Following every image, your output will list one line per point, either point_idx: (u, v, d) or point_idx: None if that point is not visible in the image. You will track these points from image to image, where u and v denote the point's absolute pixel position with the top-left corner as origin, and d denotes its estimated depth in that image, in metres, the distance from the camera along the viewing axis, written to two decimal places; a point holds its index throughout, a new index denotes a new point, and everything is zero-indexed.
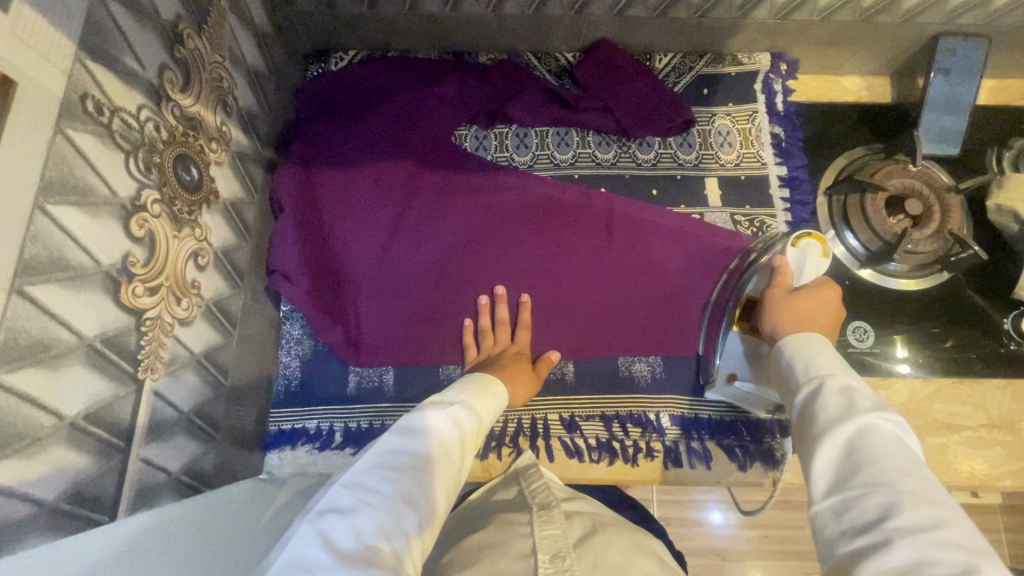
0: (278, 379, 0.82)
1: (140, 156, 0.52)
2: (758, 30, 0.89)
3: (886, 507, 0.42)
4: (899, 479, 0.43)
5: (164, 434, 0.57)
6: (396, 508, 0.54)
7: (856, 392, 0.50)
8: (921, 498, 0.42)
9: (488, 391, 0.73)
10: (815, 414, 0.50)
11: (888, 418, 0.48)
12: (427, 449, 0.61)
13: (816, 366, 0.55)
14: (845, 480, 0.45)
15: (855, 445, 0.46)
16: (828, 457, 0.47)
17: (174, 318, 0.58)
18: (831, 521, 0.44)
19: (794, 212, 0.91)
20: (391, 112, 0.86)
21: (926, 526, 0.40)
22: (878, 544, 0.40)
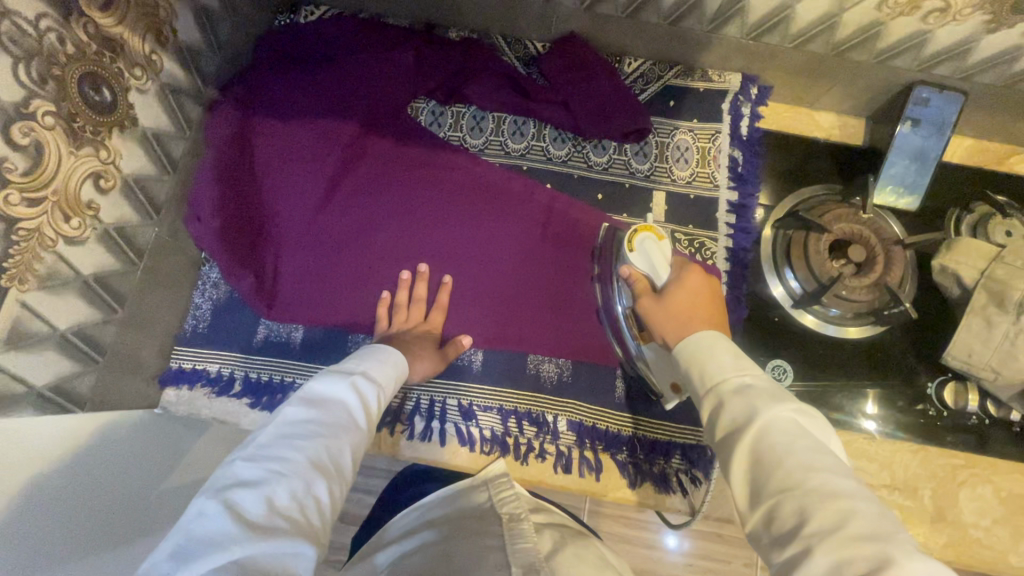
0: (188, 318, 0.82)
1: (34, 65, 0.52)
2: (729, 49, 0.87)
3: (802, 510, 0.41)
4: (807, 475, 0.43)
5: (30, 346, 0.58)
6: (307, 475, 0.54)
7: (750, 391, 0.50)
8: (834, 489, 0.42)
9: (388, 362, 0.73)
10: (724, 425, 0.49)
11: (783, 407, 0.48)
12: (334, 420, 0.61)
13: (710, 372, 0.54)
14: (761, 488, 0.45)
15: (763, 450, 0.46)
16: (745, 467, 0.46)
17: (59, 234, 0.58)
18: (763, 533, 0.43)
19: (736, 239, 0.89)
20: (344, 72, 0.86)
21: (836, 522, 0.39)
22: (803, 552, 0.39)
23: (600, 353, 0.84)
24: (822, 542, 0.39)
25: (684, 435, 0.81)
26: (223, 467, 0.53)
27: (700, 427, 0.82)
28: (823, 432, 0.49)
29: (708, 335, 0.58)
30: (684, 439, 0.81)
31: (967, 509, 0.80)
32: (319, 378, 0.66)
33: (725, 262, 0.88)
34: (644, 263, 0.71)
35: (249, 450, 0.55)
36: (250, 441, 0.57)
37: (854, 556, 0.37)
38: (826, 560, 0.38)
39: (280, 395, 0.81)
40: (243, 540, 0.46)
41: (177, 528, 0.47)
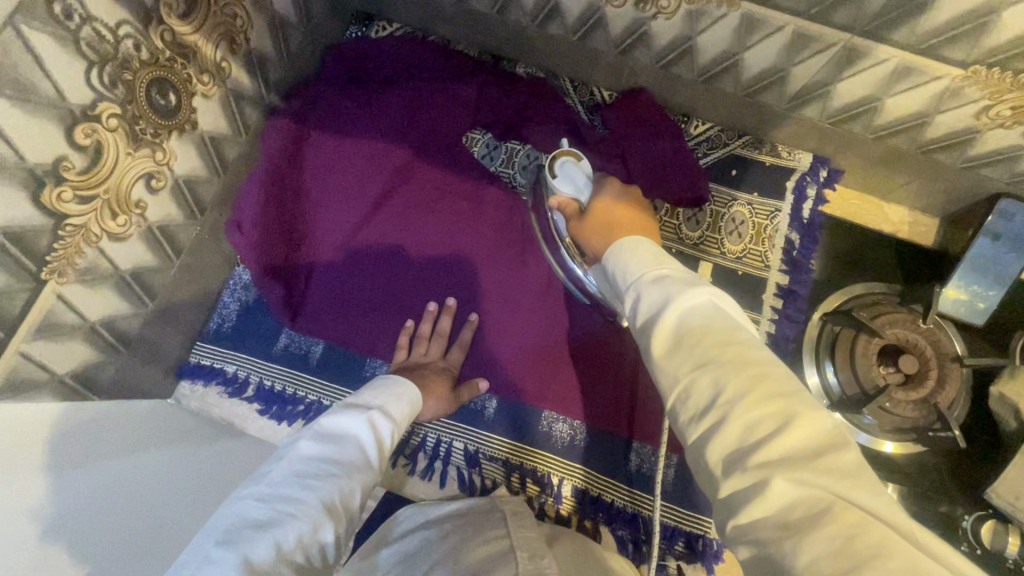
0: (214, 315, 0.83)
1: (107, 68, 0.52)
2: (804, 127, 0.82)
3: (717, 382, 0.38)
4: (721, 346, 0.40)
5: (59, 335, 0.59)
6: (317, 519, 0.53)
7: (665, 279, 0.48)
8: (748, 356, 0.39)
9: (407, 398, 0.72)
10: (643, 321, 0.47)
11: (697, 292, 0.45)
12: (348, 460, 0.60)
13: (629, 271, 0.52)
14: (674, 367, 0.41)
15: (680, 329, 0.43)
16: (663, 347, 0.43)
17: (104, 231, 0.59)
18: (680, 413, 0.40)
19: (781, 327, 0.84)
20: (404, 96, 0.85)
21: (748, 387, 0.37)
22: (717, 424, 0.36)
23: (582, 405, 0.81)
24: (739, 405, 0.36)
25: (690, 524, 0.78)
26: (231, 503, 0.52)
27: (709, 518, 0.78)
28: (736, 308, 0.46)
29: (627, 244, 0.55)
30: (690, 526, 0.78)
31: None
32: (336, 411, 0.65)
33: None
34: (567, 186, 0.72)
35: (260, 487, 0.54)
36: (260, 477, 0.55)
37: (760, 419, 0.35)
38: (738, 424, 0.36)
39: (289, 407, 0.81)
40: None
41: (181, 567, 0.46)
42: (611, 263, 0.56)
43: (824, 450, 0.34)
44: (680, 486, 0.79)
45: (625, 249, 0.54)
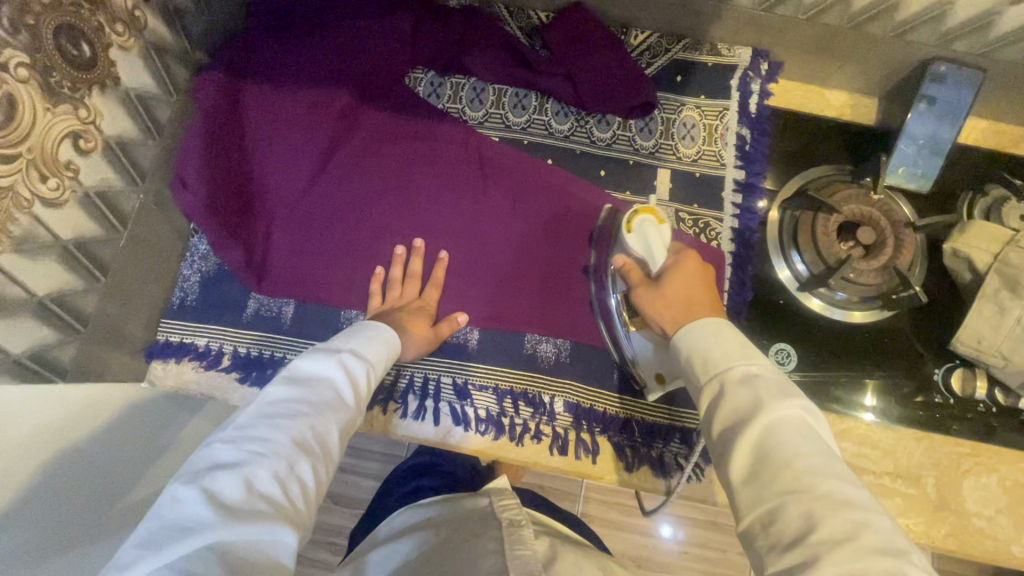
0: (176, 290, 0.80)
1: (4, 10, 0.49)
2: (739, 20, 0.83)
3: (810, 515, 0.42)
4: (818, 480, 0.44)
5: (6, 311, 0.55)
6: (290, 455, 0.51)
7: (756, 381, 0.51)
8: (846, 497, 0.43)
9: (381, 337, 0.69)
10: (723, 417, 0.51)
11: (794, 405, 0.49)
12: (320, 398, 0.58)
13: (712, 361, 0.55)
14: (766, 487, 0.45)
15: (771, 450, 0.47)
16: (751, 461, 0.47)
17: (35, 195, 0.56)
18: (758, 537, 0.44)
19: (743, 220, 0.86)
20: (338, 38, 0.83)
21: (848, 533, 0.41)
22: (805, 563, 0.40)
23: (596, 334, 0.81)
24: (837, 550, 0.40)
25: (683, 421, 0.79)
26: (200, 450, 0.51)
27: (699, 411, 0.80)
28: (825, 428, 0.51)
29: (708, 323, 0.58)
30: (683, 422, 0.79)
31: (972, 498, 0.78)
32: (306, 356, 0.62)
33: (731, 243, 0.85)
34: (640, 245, 0.71)
35: (228, 432, 0.52)
36: (230, 423, 0.54)
37: (861, 573, 0.38)
38: (834, 573, 0.39)
39: (270, 370, 0.79)
40: (215, 527, 0.44)
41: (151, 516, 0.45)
42: (685, 345, 0.58)
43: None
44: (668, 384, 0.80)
45: (705, 329, 0.58)
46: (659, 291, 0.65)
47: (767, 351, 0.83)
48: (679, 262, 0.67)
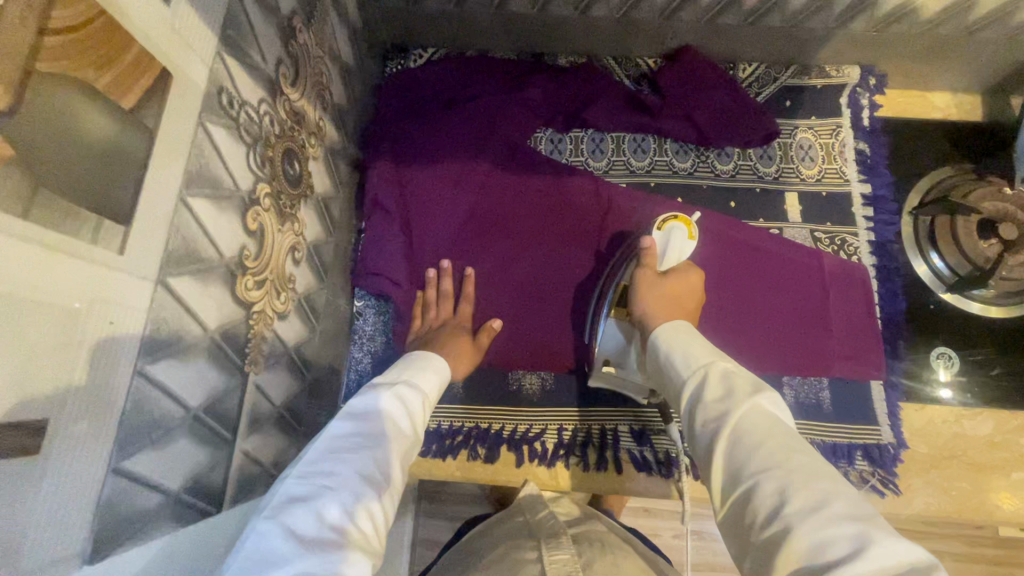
0: (349, 374, 0.83)
1: (257, 149, 0.52)
2: (850, 42, 0.86)
3: (783, 491, 0.42)
4: (787, 456, 0.44)
5: (260, 426, 0.58)
6: (355, 488, 0.51)
7: (733, 376, 0.51)
8: (813, 471, 0.43)
9: (432, 368, 0.70)
10: (706, 408, 0.50)
11: (766, 398, 0.48)
12: (380, 429, 0.57)
13: (693, 358, 0.54)
14: (739, 467, 0.45)
15: (742, 435, 0.46)
16: (723, 449, 0.47)
17: (274, 312, 0.59)
18: (741, 519, 0.44)
19: (879, 231, 0.88)
20: (473, 112, 0.86)
21: (820, 503, 0.40)
22: (782, 536, 0.40)
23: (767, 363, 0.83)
24: (807, 521, 0.39)
25: (868, 436, 0.81)
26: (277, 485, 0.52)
27: (877, 426, 0.81)
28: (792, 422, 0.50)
29: (683, 325, 0.60)
30: (864, 439, 0.80)
31: None
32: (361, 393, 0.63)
33: (871, 256, 0.87)
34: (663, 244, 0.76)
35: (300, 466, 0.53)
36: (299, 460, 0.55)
37: (834, 538, 0.38)
38: (807, 541, 0.38)
39: (449, 440, 0.82)
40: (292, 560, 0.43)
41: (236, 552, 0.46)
42: (657, 343, 0.59)
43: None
44: (839, 402, 0.82)
45: (669, 330, 0.60)
46: (662, 280, 0.71)
47: (928, 357, 0.85)
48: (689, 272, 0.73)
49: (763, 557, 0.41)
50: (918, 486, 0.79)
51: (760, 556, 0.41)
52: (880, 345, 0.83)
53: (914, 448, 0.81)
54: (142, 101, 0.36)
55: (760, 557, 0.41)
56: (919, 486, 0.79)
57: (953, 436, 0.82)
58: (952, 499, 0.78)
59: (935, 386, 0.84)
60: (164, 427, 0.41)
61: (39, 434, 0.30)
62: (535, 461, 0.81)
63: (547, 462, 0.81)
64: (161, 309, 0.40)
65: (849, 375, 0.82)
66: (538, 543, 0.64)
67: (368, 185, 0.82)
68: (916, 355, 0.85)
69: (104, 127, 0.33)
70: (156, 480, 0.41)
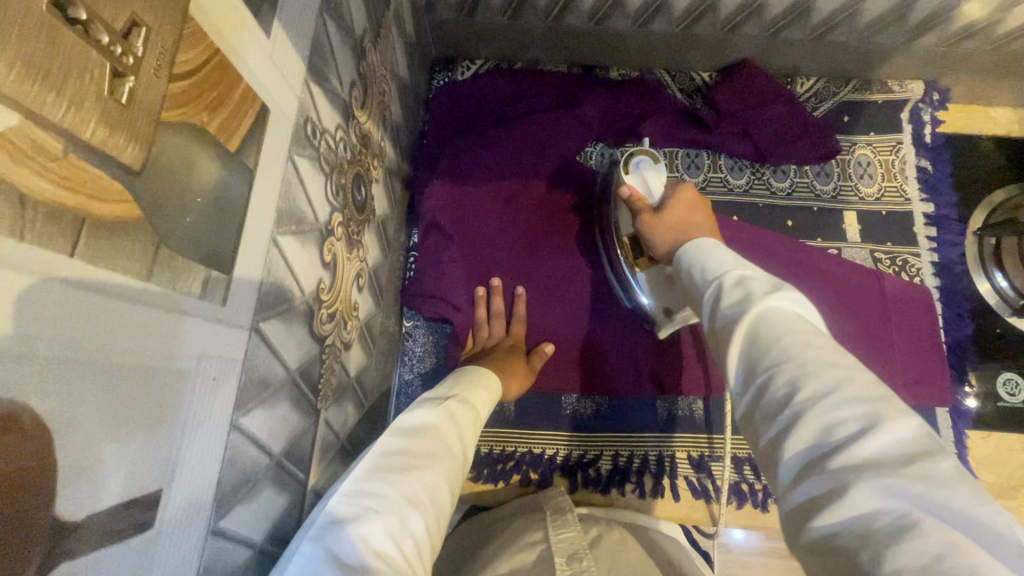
0: (398, 395, 0.81)
1: (333, 177, 0.50)
2: (915, 57, 0.83)
3: (796, 381, 0.32)
4: (804, 346, 0.34)
5: (327, 462, 0.56)
6: (402, 511, 0.42)
7: (752, 281, 0.39)
8: (833, 358, 0.33)
9: (481, 384, 0.62)
10: (720, 316, 0.39)
11: (786, 298, 0.37)
12: (432, 445, 0.48)
13: (711, 268, 0.43)
14: (752, 363, 0.35)
15: (755, 332, 0.36)
16: (738, 351, 0.36)
17: (342, 343, 0.57)
18: (749, 409, 0.35)
19: (942, 252, 0.86)
20: (530, 129, 0.83)
21: (829, 387, 0.31)
22: (789, 425, 0.31)
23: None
24: (819, 405, 0.31)
25: None
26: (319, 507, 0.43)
27: None
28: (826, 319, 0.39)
29: (703, 244, 0.46)
30: None
31: None
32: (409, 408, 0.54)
33: (934, 278, 0.85)
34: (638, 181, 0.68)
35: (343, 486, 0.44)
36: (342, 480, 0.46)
37: (840, 419, 0.30)
38: (815, 426, 0.30)
39: (501, 466, 0.80)
40: None
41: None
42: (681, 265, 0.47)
43: (916, 457, 0.27)
44: None
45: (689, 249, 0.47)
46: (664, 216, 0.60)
47: (994, 383, 0.82)
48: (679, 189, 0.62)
49: (770, 457, 0.32)
50: None
51: (766, 458, 0.33)
52: (945, 371, 0.81)
53: (981, 477, 0.79)
54: (245, 141, 0.34)
55: (764, 456, 0.33)
56: None
57: (1021, 466, 0.79)
58: None
59: (1002, 414, 0.81)
60: (252, 479, 0.39)
61: (154, 507, 0.28)
62: (591, 487, 0.79)
63: (602, 488, 0.79)
64: (254, 355, 0.38)
65: (913, 399, 0.80)
66: (544, 520, 0.60)
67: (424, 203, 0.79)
68: (983, 380, 0.82)
69: (214, 172, 0.31)
70: (245, 535, 0.39)
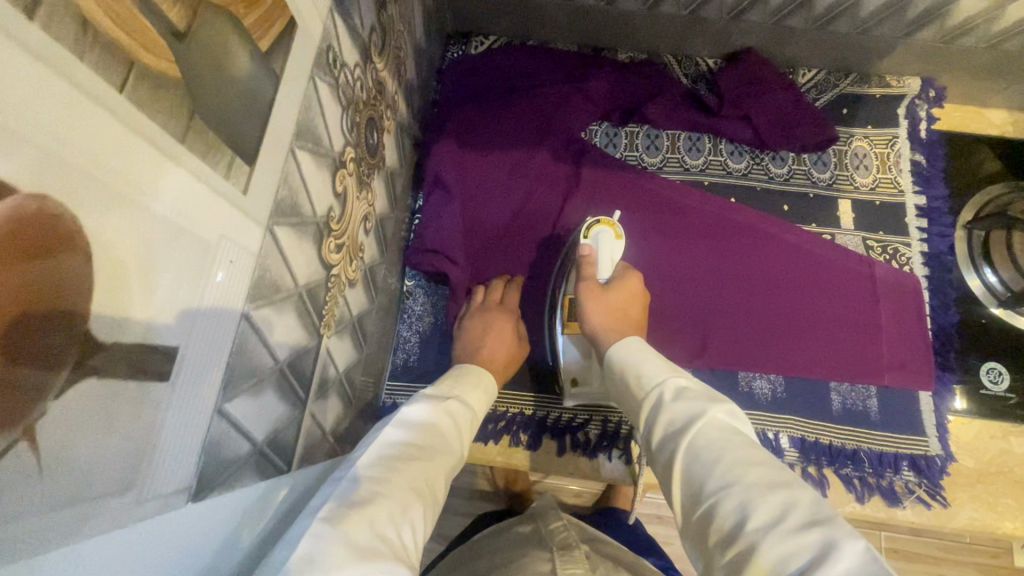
0: (397, 352, 0.83)
1: (349, 113, 0.52)
2: (913, 53, 0.87)
3: (745, 507, 0.37)
4: (745, 470, 0.39)
5: (325, 392, 0.58)
6: (405, 497, 0.42)
7: (688, 393, 0.47)
8: (773, 481, 0.38)
9: (481, 383, 0.63)
10: (660, 434, 0.46)
11: (722, 411, 0.45)
12: (433, 444, 0.49)
13: (647, 377, 0.51)
14: (701, 488, 0.40)
15: (698, 454, 0.42)
16: (680, 475, 0.42)
17: (347, 278, 0.59)
18: (707, 536, 0.38)
19: (932, 243, 0.88)
20: (537, 102, 0.87)
21: (777, 515, 0.35)
22: (744, 559, 0.34)
23: (814, 367, 0.82)
24: (766, 536, 0.34)
25: (915, 447, 0.80)
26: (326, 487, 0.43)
27: (925, 436, 0.80)
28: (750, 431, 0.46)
29: (636, 344, 0.56)
30: (912, 450, 0.79)
31: None
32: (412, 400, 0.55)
33: (923, 268, 0.87)
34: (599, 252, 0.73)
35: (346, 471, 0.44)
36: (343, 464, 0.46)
37: (794, 549, 0.33)
38: (769, 559, 0.33)
39: (492, 425, 0.81)
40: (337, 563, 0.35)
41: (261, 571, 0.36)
42: (615, 368, 0.56)
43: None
44: (886, 411, 0.81)
45: (624, 350, 0.56)
46: (607, 296, 0.66)
47: (978, 372, 0.84)
48: (626, 274, 0.69)
49: None
50: (965, 500, 0.78)
51: None
52: (931, 359, 0.83)
53: (961, 461, 0.80)
54: (273, 47, 0.36)
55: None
56: (963, 501, 0.78)
57: (1000, 452, 0.81)
58: (997, 515, 0.77)
59: (985, 401, 0.83)
60: (257, 375, 0.41)
61: (170, 362, 0.30)
62: (578, 451, 0.80)
63: (589, 452, 0.80)
64: (267, 256, 0.40)
65: (900, 381, 0.81)
66: (552, 554, 0.59)
67: (432, 164, 0.82)
68: (968, 368, 0.84)
69: (244, 65, 0.33)
70: (246, 428, 0.40)
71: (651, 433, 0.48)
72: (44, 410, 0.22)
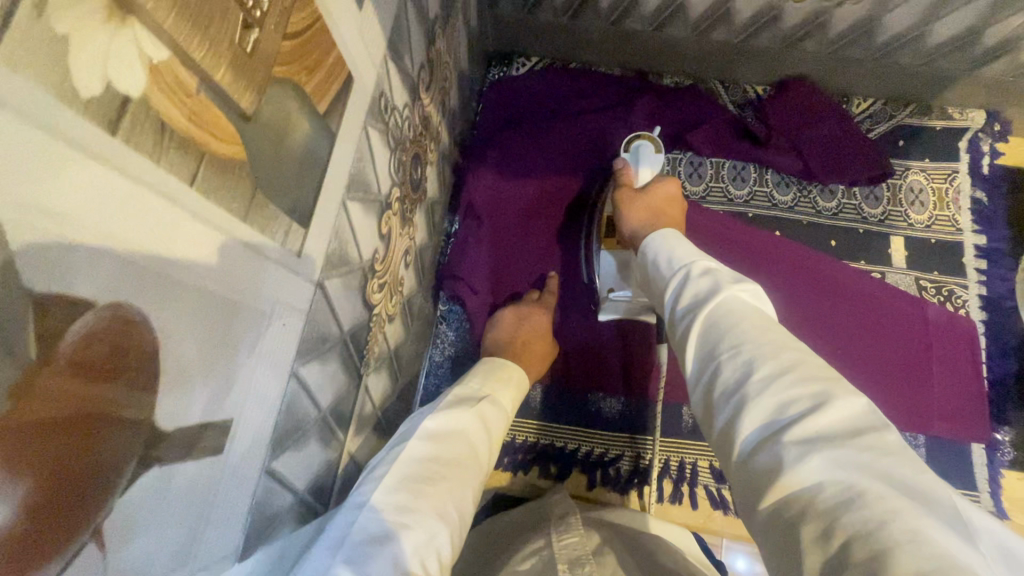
0: (429, 377, 0.83)
1: (397, 153, 0.52)
2: (979, 85, 0.82)
3: (752, 361, 0.36)
4: (760, 333, 0.38)
5: (361, 429, 0.58)
6: (431, 525, 0.40)
7: (718, 271, 0.45)
8: (783, 342, 0.37)
9: (506, 382, 0.61)
10: (682, 305, 0.45)
11: (745, 289, 0.43)
12: (460, 456, 0.47)
13: (677, 258, 0.50)
14: (713, 346, 0.39)
15: (715, 322, 0.40)
16: (696, 335, 0.41)
17: (387, 314, 0.59)
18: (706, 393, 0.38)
19: (991, 286, 0.84)
20: (579, 129, 0.85)
21: (786, 367, 0.35)
22: (738, 404, 0.35)
23: None
24: (767, 386, 0.34)
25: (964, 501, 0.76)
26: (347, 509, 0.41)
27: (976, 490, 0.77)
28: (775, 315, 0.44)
29: (670, 234, 0.54)
30: None
31: None
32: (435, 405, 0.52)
33: (980, 312, 0.83)
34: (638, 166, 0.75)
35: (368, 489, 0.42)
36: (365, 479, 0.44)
37: (795, 396, 0.33)
38: (767, 406, 0.33)
39: (522, 455, 0.81)
40: None
41: None
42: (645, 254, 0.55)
43: (860, 428, 0.31)
44: (934, 464, 0.78)
45: (658, 240, 0.54)
46: (642, 199, 0.66)
47: None
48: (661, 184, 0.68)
49: (725, 438, 0.35)
50: None
51: (722, 440, 0.36)
52: (985, 409, 0.79)
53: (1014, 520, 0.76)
54: (331, 107, 0.36)
55: (720, 445, 0.36)
56: None
57: None
58: None
59: None
60: (302, 429, 0.41)
61: (225, 435, 0.30)
62: (608, 486, 0.79)
63: (620, 487, 0.79)
64: (316, 311, 0.40)
65: (950, 430, 0.78)
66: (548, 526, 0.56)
67: (469, 192, 0.82)
68: None
69: (303, 131, 0.33)
70: (289, 481, 0.41)
71: (672, 312, 0.46)
72: (113, 506, 0.22)
